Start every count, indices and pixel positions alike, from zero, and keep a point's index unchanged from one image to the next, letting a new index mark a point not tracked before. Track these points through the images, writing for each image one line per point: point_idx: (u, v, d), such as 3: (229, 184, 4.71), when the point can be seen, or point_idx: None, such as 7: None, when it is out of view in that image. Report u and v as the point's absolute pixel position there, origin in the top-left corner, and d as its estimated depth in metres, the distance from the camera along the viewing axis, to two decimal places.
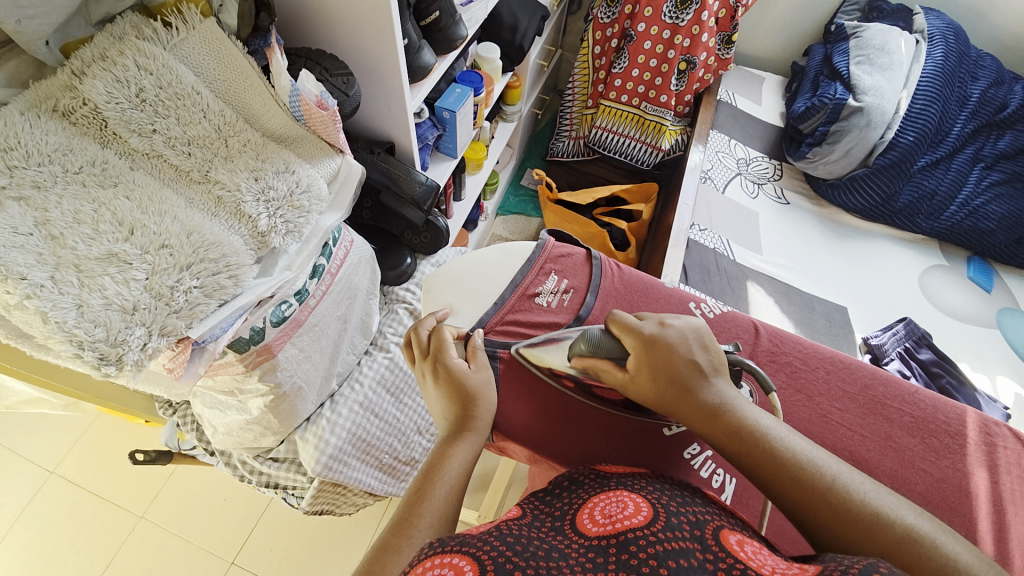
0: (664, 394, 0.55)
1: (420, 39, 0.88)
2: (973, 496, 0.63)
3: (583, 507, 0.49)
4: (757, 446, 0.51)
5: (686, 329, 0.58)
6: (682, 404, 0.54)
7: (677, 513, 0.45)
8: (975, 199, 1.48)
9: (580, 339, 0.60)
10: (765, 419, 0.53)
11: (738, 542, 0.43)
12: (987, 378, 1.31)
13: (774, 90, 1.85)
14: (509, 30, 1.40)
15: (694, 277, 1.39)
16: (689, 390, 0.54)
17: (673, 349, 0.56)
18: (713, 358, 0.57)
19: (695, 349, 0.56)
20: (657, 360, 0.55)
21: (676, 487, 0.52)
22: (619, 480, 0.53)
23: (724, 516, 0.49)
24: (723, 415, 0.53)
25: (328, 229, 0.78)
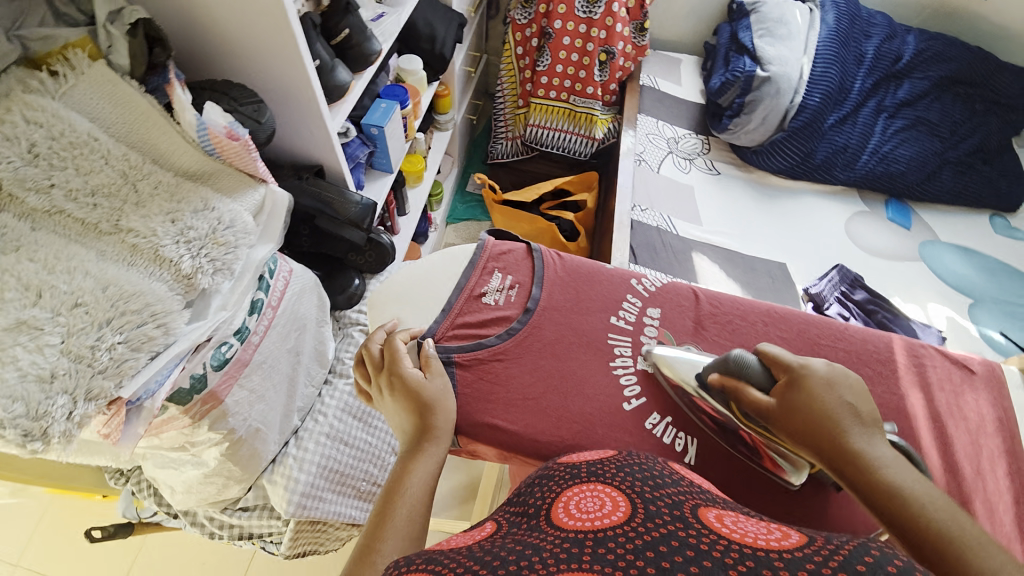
0: (810, 422, 0.54)
1: (333, 58, 0.86)
2: (912, 415, 0.69)
3: (557, 504, 0.47)
4: (904, 508, 0.47)
5: (841, 372, 0.58)
6: (826, 439, 0.53)
7: (654, 501, 0.43)
8: (883, 147, 1.62)
9: (721, 359, 0.63)
10: (925, 487, 0.49)
11: (716, 516, 0.41)
12: (920, 307, 1.43)
13: (692, 70, 1.94)
14: (428, 40, 1.40)
15: (643, 256, 1.43)
16: (835, 431, 0.53)
17: (821, 385, 0.56)
18: (867, 410, 0.56)
19: (847, 391, 0.56)
20: (802, 390, 0.56)
21: (646, 468, 0.51)
22: (593, 471, 0.52)
23: (697, 493, 0.48)
24: (872, 470, 0.50)
25: (261, 262, 0.76)
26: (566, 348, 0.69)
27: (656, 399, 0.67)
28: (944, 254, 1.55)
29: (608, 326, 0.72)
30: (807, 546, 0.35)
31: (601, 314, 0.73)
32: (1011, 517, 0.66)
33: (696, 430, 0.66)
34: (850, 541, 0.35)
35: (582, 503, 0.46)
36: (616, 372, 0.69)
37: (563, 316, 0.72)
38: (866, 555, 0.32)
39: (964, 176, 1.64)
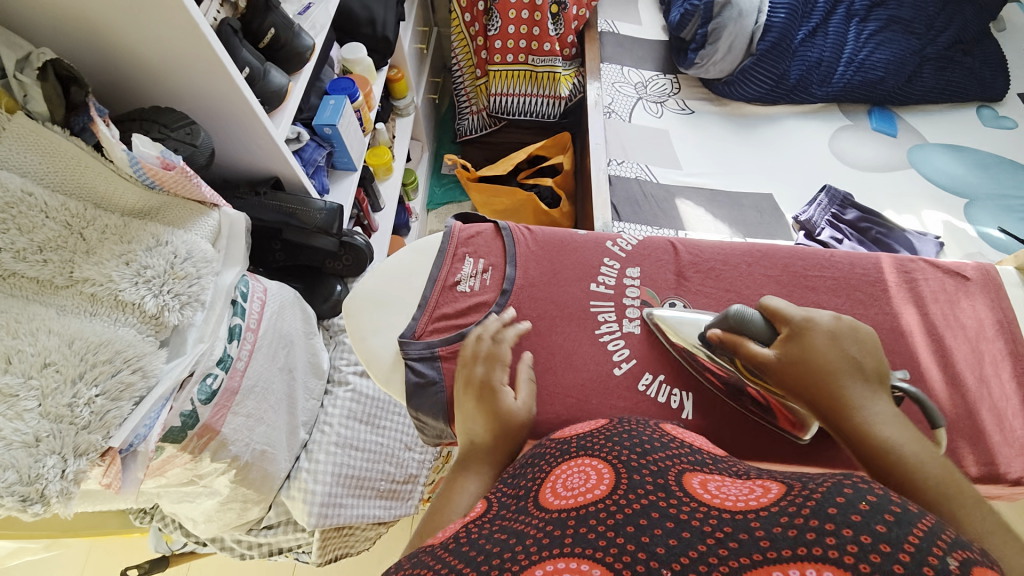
0: (816, 372, 0.54)
1: (262, 62, 0.82)
2: (907, 333, 0.67)
3: (545, 480, 0.48)
4: (898, 464, 0.48)
5: (854, 328, 0.58)
6: (829, 394, 0.53)
7: (638, 470, 0.44)
8: (859, 54, 1.55)
9: (725, 313, 0.61)
10: (919, 442, 0.49)
11: (700, 483, 0.42)
12: (914, 216, 1.39)
13: (650, 6, 1.84)
14: (367, 25, 1.33)
15: (625, 211, 1.40)
16: (839, 389, 0.53)
17: (825, 341, 0.55)
18: (872, 364, 0.55)
19: (853, 346, 0.56)
20: (807, 347, 0.55)
21: (634, 435, 0.52)
22: (581, 445, 0.53)
23: (686, 453, 0.48)
24: (870, 426, 0.50)
25: (231, 287, 0.74)
26: (550, 323, 0.68)
27: (646, 359, 0.67)
28: (934, 157, 1.51)
29: (588, 293, 0.71)
30: (789, 493, 0.36)
31: (580, 283, 0.71)
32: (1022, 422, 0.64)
33: (688, 383, 0.66)
34: (825, 481, 0.36)
35: (569, 478, 0.47)
36: (602, 339, 0.68)
37: (542, 292, 0.70)
38: (840, 496, 0.33)
39: (945, 71, 1.57)
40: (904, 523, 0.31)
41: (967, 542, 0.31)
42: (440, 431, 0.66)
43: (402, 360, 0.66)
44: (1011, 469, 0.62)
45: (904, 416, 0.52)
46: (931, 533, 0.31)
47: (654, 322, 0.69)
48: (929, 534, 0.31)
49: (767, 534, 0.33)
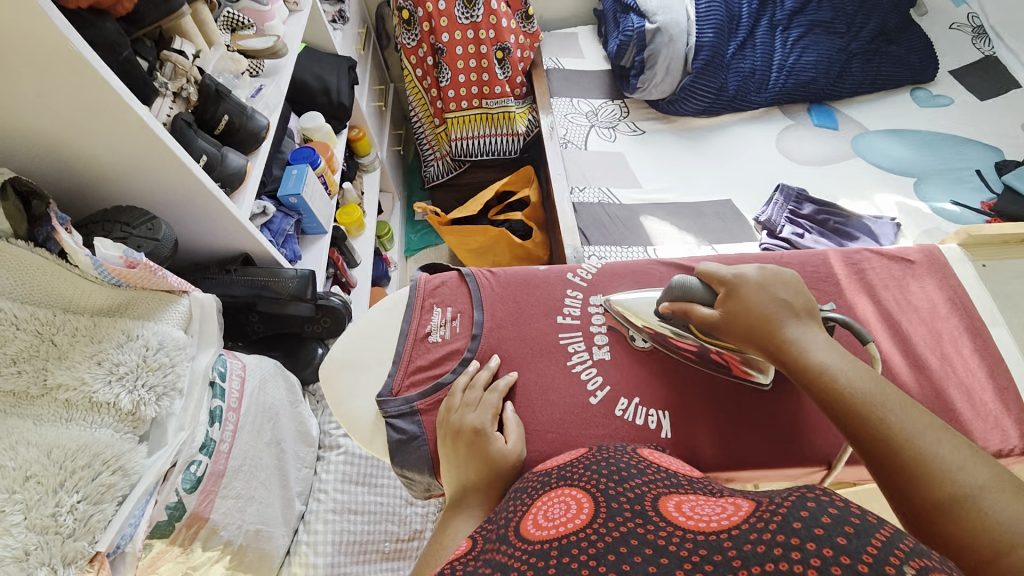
0: (751, 324, 0.60)
1: (219, 147, 0.86)
2: (866, 323, 0.70)
3: (526, 512, 0.48)
4: (831, 386, 0.54)
5: (778, 273, 0.63)
6: (762, 338, 0.59)
7: (616, 498, 0.46)
8: (789, 59, 1.65)
9: (670, 286, 0.67)
10: (847, 363, 0.55)
11: (675, 506, 0.44)
12: (867, 202, 1.45)
13: (590, 40, 1.95)
14: (322, 94, 1.39)
15: (594, 235, 1.43)
16: (776, 331, 0.58)
17: (755, 290, 0.61)
18: (801, 301, 0.61)
19: (782, 289, 0.61)
20: (742, 299, 0.61)
21: (612, 462, 0.54)
22: (561, 475, 0.54)
23: (661, 478, 0.51)
24: (803, 355, 0.56)
25: (207, 369, 0.75)
26: (521, 361, 0.70)
27: (620, 384, 0.69)
28: (877, 143, 1.59)
29: (556, 327, 0.73)
30: (755, 508, 0.39)
31: (546, 317, 0.73)
32: (992, 394, 0.66)
33: (664, 402, 0.68)
34: (788, 493, 0.39)
35: (550, 509, 0.48)
36: (575, 369, 0.70)
37: (511, 331, 0.72)
38: (804, 509, 0.35)
39: (873, 63, 1.67)
40: (864, 533, 0.33)
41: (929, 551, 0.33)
42: (429, 484, 0.66)
43: (383, 420, 0.67)
44: (989, 443, 0.63)
45: (833, 341, 0.57)
46: (893, 543, 0.32)
47: (622, 346, 0.72)
48: (890, 543, 0.32)
49: (738, 553, 0.34)
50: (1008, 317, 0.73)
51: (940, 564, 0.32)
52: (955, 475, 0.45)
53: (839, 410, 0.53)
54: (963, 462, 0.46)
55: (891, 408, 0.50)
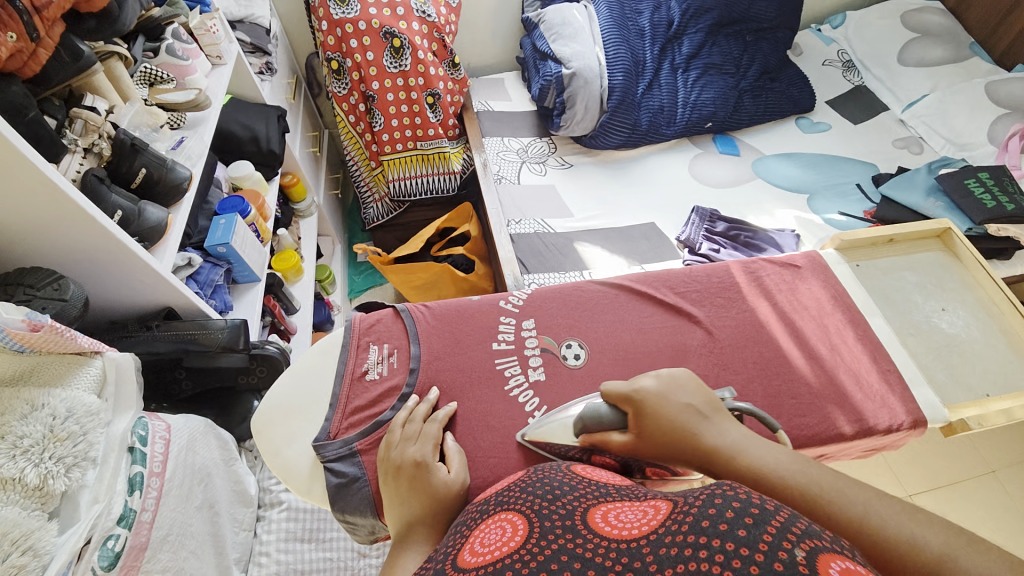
0: (668, 438, 0.60)
1: (136, 201, 0.84)
2: (766, 323, 0.78)
3: (465, 543, 0.49)
4: (773, 486, 0.54)
5: (673, 376, 0.66)
6: (688, 449, 0.59)
7: (547, 516, 0.48)
8: (691, 96, 1.84)
9: (580, 413, 0.66)
10: (774, 456, 0.56)
11: (602, 517, 0.46)
12: (770, 216, 1.63)
13: (515, 84, 2.09)
14: (251, 142, 1.38)
15: (532, 263, 1.49)
16: (705, 443, 0.59)
17: (663, 402, 0.62)
18: (703, 399, 0.64)
19: (682, 393, 0.63)
20: (658, 419, 0.61)
21: (547, 482, 0.56)
22: (499, 500, 0.55)
23: (592, 490, 0.53)
24: (735, 462, 0.57)
25: (125, 434, 0.70)
26: (460, 391, 0.71)
27: (556, 402, 0.71)
28: (773, 165, 1.80)
29: (492, 353, 0.74)
30: (673, 509, 0.43)
31: (482, 344, 0.75)
32: (877, 376, 0.74)
33: None
34: (700, 493, 0.43)
35: (487, 536, 0.49)
36: (512, 393, 0.72)
37: (448, 362, 0.73)
38: (712, 508, 0.40)
39: (761, 98, 1.91)
40: (760, 524, 0.37)
41: (819, 532, 0.37)
42: (372, 526, 0.64)
43: (321, 465, 0.65)
44: (879, 420, 0.70)
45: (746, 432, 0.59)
46: (785, 526, 0.37)
47: (554, 366, 0.74)
48: (784, 527, 0.37)
49: (655, 559, 0.38)
50: (883, 308, 0.81)
51: (832, 545, 0.37)
52: (922, 544, 0.47)
53: (786, 503, 0.53)
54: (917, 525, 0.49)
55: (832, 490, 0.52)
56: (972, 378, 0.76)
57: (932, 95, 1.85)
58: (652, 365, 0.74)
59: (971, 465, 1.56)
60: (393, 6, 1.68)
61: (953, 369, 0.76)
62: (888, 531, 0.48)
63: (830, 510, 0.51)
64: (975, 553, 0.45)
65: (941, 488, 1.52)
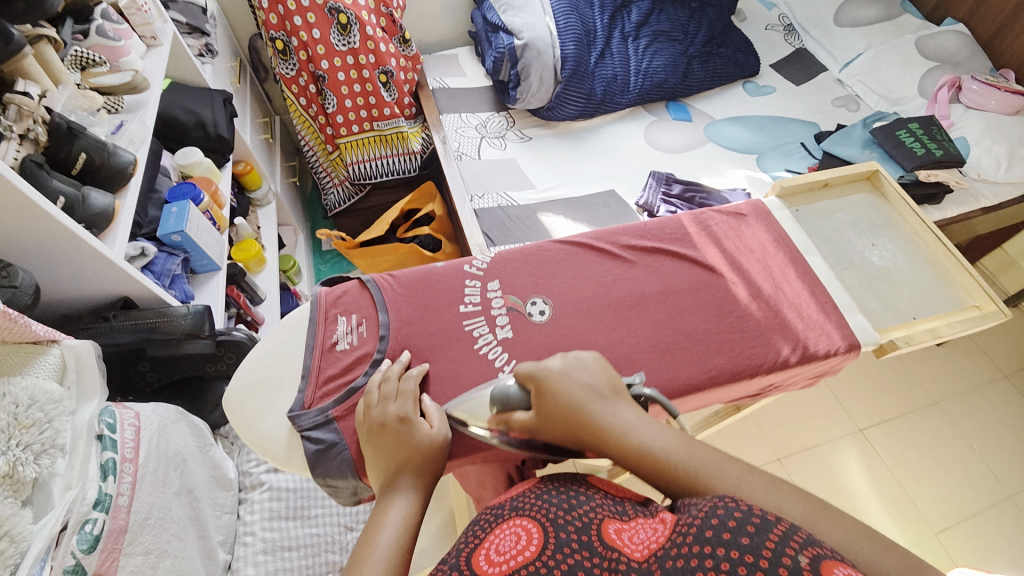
0: (568, 422, 0.58)
1: (79, 187, 0.81)
2: (716, 268, 0.82)
3: (478, 542, 0.54)
4: (661, 467, 0.53)
5: (578, 358, 0.65)
6: (586, 433, 0.57)
7: (564, 528, 0.52)
8: (642, 64, 1.88)
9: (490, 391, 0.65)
10: (666, 437, 0.55)
11: (618, 535, 0.52)
12: (723, 177, 1.71)
13: (469, 60, 2.07)
14: (197, 128, 1.32)
15: (498, 236, 1.52)
16: (595, 422, 0.57)
17: (563, 382, 0.61)
18: (605, 379, 0.62)
19: (584, 373, 0.62)
20: (551, 394, 0.60)
21: (565, 491, 0.59)
22: (513, 505, 0.59)
23: (608, 505, 0.58)
24: (625, 441, 0.55)
25: (92, 422, 0.70)
26: (431, 353, 0.71)
27: (525, 355, 0.72)
28: (724, 129, 1.87)
29: (459, 315, 0.74)
30: (676, 525, 0.48)
31: (450, 308, 0.75)
32: (815, 307, 0.79)
33: None
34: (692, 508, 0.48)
35: (501, 542, 0.53)
36: (482, 351, 0.72)
37: (418, 327, 0.73)
38: (715, 518, 0.44)
39: (709, 64, 1.97)
40: (761, 531, 0.42)
41: (815, 540, 0.42)
42: (355, 488, 0.64)
43: (298, 434, 0.64)
44: (819, 346, 0.75)
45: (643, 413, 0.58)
46: (784, 535, 0.41)
47: (522, 323, 0.75)
48: (784, 535, 0.41)
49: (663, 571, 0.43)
50: (820, 247, 0.87)
51: (830, 552, 0.41)
52: (785, 514, 0.47)
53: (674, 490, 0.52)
54: (780, 493, 0.50)
55: (710, 470, 0.51)
56: (901, 303, 0.81)
57: (866, 54, 1.95)
58: (612, 315, 0.76)
59: (913, 397, 1.72)
60: None
61: (882, 296, 0.82)
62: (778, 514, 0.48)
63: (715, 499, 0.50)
64: (854, 535, 0.46)
65: (889, 419, 1.67)
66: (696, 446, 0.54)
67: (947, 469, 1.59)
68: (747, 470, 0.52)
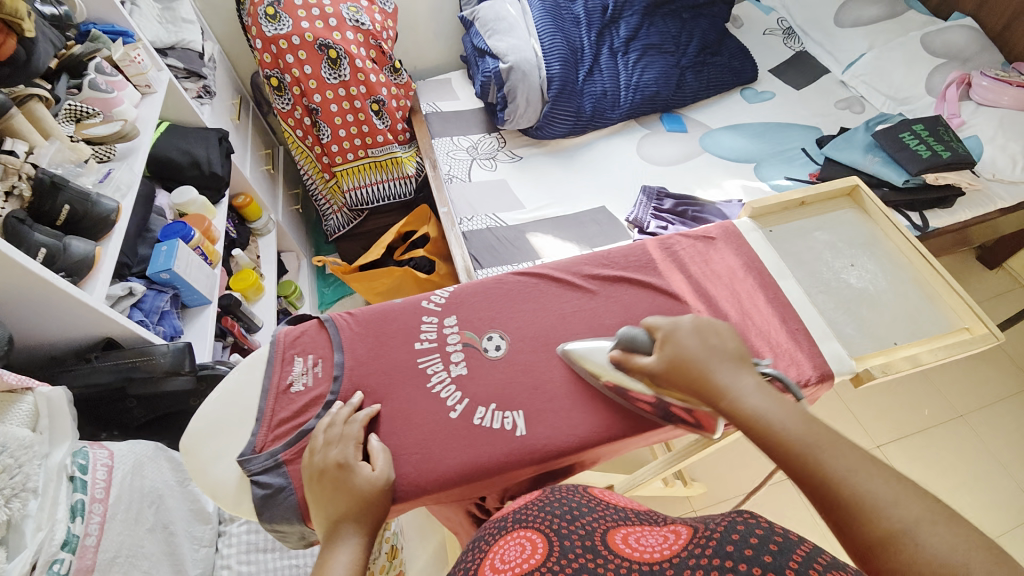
0: (687, 373, 0.63)
1: (60, 237, 0.85)
2: (682, 299, 0.79)
3: (486, 557, 0.61)
4: (766, 431, 0.57)
5: (709, 324, 0.69)
6: (701, 386, 0.63)
7: (567, 536, 0.59)
8: (632, 78, 1.86)
9: (618, 334, 0.71)
10: (780, 408, 0.58)
11: (619, 539, 0.58)
12: (719, 188, 1.66)
13: (462, 83, 2.10)
14: (192, 167, 1.38)
15: (486, 258, 1.51)
16: (714, 379, 0.62)
17: (691, 340, 0.66)
18: (734, 347, 0.66)
19: (714, 337, 0.66)
20: (678, 348, 0.65)
21: (566, 502, 0.66)
22: (518, 517, 0.66)
23: (608, 514, 0.64)
24: (739, 404, 0.60)
25: (64, 464, 0.73)
26: (384, 393, 0.71)
27: (478, 394, 0.71)
28: (720, 138, 1.83)
29: (414, 353, 0.74)
30: (693, 536, 0.53)
31: (405, 345, 0.75)
32: (786, 334, 0.75)
33: (518, 402, 0.71)
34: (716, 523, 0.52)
35: (507, 552, 0.60)
36: (434, 389, 0.71)
37: (372, 366, 0.73)
38: (735, 533, 0.48)
39: (703, 73, 1.94)
40: (785, 551, 0.45)
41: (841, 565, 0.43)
42: (302, 533, 0.64)
43: (247, 479, 0.65)
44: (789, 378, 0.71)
45: (766, 384, 0.61)
46: (809, 555, 0.44)
47: (477, 359, 0.74)
48: (807, 557, 0.44)
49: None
50: (795, 270, 0.83)
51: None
52: (890, 509, 0.46)
53: (778, 453, 0.55)
54: (897, 493, 0.47)
55: (821, 449, 0.53)
56: (880, 327, 0.77)
57: (868, 54, 1.87)
58: (570, 348, 0.74)
59: (935, 412, 1.61)
60: (325, 17, 1.68)
61: (860, 321, 0.78)
62: (877, 507, 0.46)
63: (815, 474, 0.52)
64: (968, 548, 0.41)
65: (910, 435, 1.57)
66: (820, 429, 0.55)
67: (976, 491, 1.47)
68: (867, 465, 0.51)
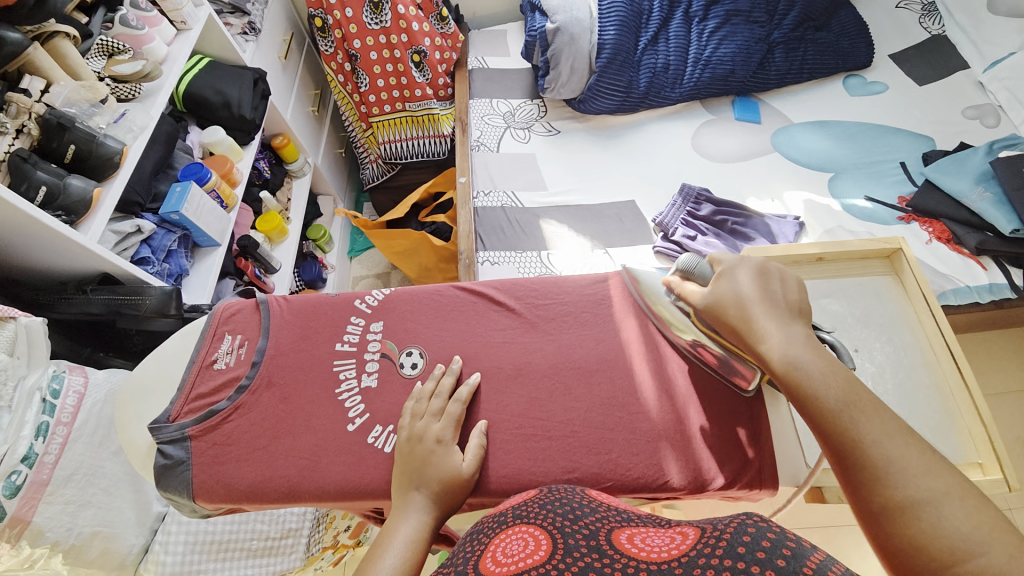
0: (727, 315, 0.63)
1: (61, 175, 0.90)
2: (630, 349, 0.75)
3: (484, 550, 0.51)
4: (802, 383, 0.55)
5: (772, 267, 0.66)
6: (739, 328, 0.62)
7: (572, 534, 0.50)
8: (704, 52, 1.59)
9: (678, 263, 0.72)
10: (823, 361, 0.56)
11: (626, 538, 0.49)
12: (777, 199, 1.42)
13: (517, 37, 1.93)
14: (223, 108, 1.41)
15: (491, 240, 1.44)
16: (755, 321, 0.60)
17: (744, 282, 0.64)
18: (794, 295, 0.63)
19: (775, 283, 0.63)
20: (725, 292, 0.64)
21: (564, 502, 0.58)
22: (516, 513, 0.57)
23: (613, 515, 0.56)
24: (780, 351, 0.58)
25: (36, 387, 0.83)
26: (293, 389, 0.71)
27: (379, 412, 0.69)
28: (798, 136, 1.53)
29: (333, 354, 0.74)
30: (701, 535, 0.45)
31: (327, 344, 0.74)
32: None
33: None
34: (727, 522, 0.45)
35: (508, 545, 0.51)
36: (340, 397, 0.70)
37: (290, 359, 0.73)
38: (745, 536, 0.41)
39: (796, 52, 1.61)
40: (799, 556, 0.39)
41: None
42: (193, 506, 0.68)
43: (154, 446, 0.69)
44: (716, 475, 0.67)
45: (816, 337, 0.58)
46: (823, 565, 0.38)
47: (390, 374, 0.72)
48: (825, 564, 0.38)
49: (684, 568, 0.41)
50: None
51: None
52: (911, 484, 0.47)
53: (806, 406, 0.55)
54: (928, 469, 0.47)
55: (857, 413, 0.52)
56: None
57: (1020, 53, 1.46)
58: (486, 382, 0.72)
59: None
60: None
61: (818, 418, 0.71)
62: (908, 481, 0.47)
63: (846, 435, 0.51)
64: (989, 528, 0.42)
65: None
66: (860, 391, 0.53)
67: None
68: (901, 436, 0.50)
